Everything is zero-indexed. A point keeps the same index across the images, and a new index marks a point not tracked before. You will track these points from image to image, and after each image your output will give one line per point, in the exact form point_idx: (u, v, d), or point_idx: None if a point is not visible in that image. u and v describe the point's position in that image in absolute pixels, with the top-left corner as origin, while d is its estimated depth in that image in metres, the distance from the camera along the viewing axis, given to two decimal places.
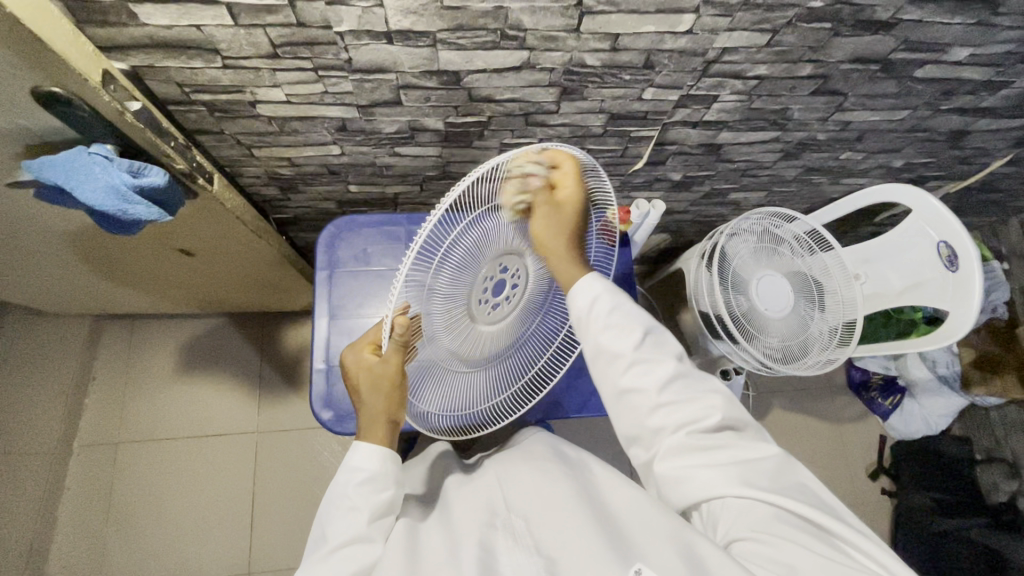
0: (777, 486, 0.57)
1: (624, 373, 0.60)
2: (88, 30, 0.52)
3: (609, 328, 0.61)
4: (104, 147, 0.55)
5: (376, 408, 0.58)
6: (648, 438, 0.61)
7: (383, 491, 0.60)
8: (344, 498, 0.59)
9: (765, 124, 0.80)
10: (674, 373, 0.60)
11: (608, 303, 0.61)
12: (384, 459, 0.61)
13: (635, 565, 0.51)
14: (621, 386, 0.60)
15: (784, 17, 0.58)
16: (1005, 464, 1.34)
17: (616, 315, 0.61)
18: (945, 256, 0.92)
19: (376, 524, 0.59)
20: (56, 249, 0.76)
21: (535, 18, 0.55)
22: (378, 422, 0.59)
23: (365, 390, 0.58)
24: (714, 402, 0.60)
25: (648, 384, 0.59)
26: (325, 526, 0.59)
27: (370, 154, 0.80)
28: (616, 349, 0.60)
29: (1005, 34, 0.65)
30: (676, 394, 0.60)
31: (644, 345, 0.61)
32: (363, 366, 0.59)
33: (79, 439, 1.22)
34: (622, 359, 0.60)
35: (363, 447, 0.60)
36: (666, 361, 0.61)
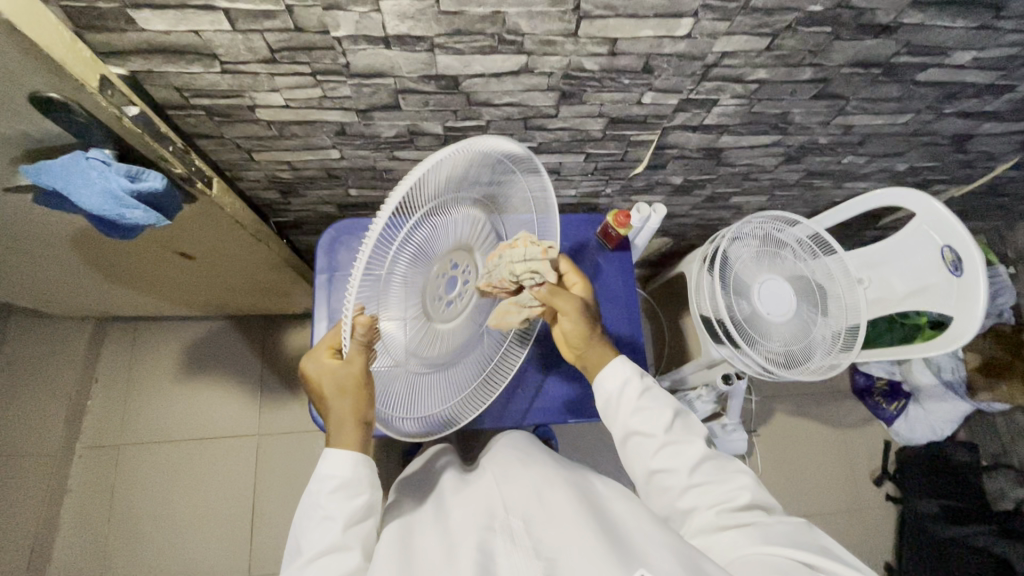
0: (798, 545, 0.55)
1: (655, 455, 0.65)
2: (87, 36, 0.53)
3: (639, 412, 0.67)
4: (102, 151, 0.55)
5: (343, 413, 0.57)
6: (679, 518, 0.64)
7: (357, 496, 0.59)
8: (317, 507, 0.58)
9: (766, 128, 0.79)
10: (703, 454, 0.65)
11: (638, 387, 0.68)
12: (357, 464, 0.59)
13: (638, 569, 0.50)
14: (651, 466, 0.65)
15: (783, 21, 0.58)
16: (1012, 471, 1.32)
17: (650, 400, 0.68)
18: (950, 261, 0.92)
19: (351, 531, 0.58)
20: (58, 253, 0.77)
21: (533, 23, 0.55)
22: (348, 425, 0.58)
23: (330, 394, 0.57)
24: (743, 482, 0.63)
25: (679, 466, 0.64)
26: (300, 539, 0.58)
27: (370, 159, 0.80)
28: (646, 430, 0.66)
29: (1009, 37, 0.64)
30: (706, 475, 0.63)
31: (676, 427, 0.66)
32: (325, 373, 0.58)
33: (82, 441, 1.23)
34: (654, 440, 0.65)
35: (333, 454, 0.59)
36: (692, 441, 0.65)
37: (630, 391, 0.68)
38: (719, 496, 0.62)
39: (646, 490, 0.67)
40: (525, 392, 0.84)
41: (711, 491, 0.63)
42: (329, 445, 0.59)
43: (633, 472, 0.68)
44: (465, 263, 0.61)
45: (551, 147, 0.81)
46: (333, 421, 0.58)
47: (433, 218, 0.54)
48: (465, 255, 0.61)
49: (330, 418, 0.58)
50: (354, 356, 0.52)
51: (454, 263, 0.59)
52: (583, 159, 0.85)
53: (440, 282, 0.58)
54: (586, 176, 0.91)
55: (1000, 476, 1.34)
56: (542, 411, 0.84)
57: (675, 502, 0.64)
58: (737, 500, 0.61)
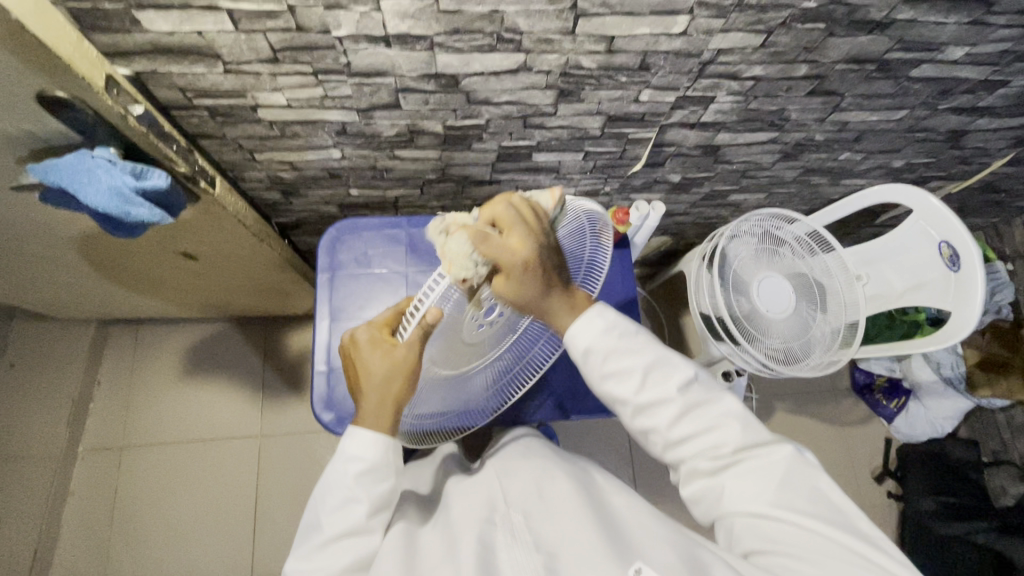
0: (784, 498, 0.57)
1: (638, 415, 0.63)
2: (92, 36, 0.53)
3: (608, 378, 0.61)
4: (106, 150, 0.55)
5: (381, 397, 0.56)
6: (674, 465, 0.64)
7: (381, 482, 0.58)
8: (343, 487, 0.57)
9: (762, 125, 0.80)
10: (682, 407, 0.61)
11: (600, 351, 0.61)
12: (386, 449, 0.58)
13: (635, 565, 0.51)
14: (637, 427, 0.63)
15: (778, 18, 0.58)
16: (1013, 467, 1.32)
17: (615, 358, 0.61)
18: (946, 256, 0.92)
19: (376, 516, 0.58)
20: (63, 254, 0.78)
21: (532, 21, 0.55)
22: (385, 409, 0.57)
23: (374, 377, 0.56)
24: (729, 427, 0.61)
25: (660, 424, 0.61)
26: (321, 515, 0.57)
27: (371, 158, 0.81)
28: (620, 397, 0.62)
29: (1002, 32, 0.65)
30: (689, 428, 0.61)
31: (652, 379, 0.62)
32: (370, 353, 0.57)
33: (85, 443, 1.23)
34: (628, 404, 0.62)
35: (362, 435, 0.57)
36: (668, 397, 0.61)
37: (594, 356, 0.61)
38: (708, 447, 0.61)
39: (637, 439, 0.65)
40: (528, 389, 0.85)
41: (699, 440, 0.61)
42: (357, 426, 0.58)
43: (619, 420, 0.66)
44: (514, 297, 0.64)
45: (550, 145, 0.81)
46: (366, 404, 0.57)
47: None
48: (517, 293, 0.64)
49: (365, 400, 0.57)
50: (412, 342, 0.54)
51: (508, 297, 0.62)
52: (582, 157, 0.85)
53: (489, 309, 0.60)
54: (586, 175, 0.92)
55: (1000, 472, 1.34)
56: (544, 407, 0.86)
57: (665, 455, 0.63)
58: (723, 446, 0.60)
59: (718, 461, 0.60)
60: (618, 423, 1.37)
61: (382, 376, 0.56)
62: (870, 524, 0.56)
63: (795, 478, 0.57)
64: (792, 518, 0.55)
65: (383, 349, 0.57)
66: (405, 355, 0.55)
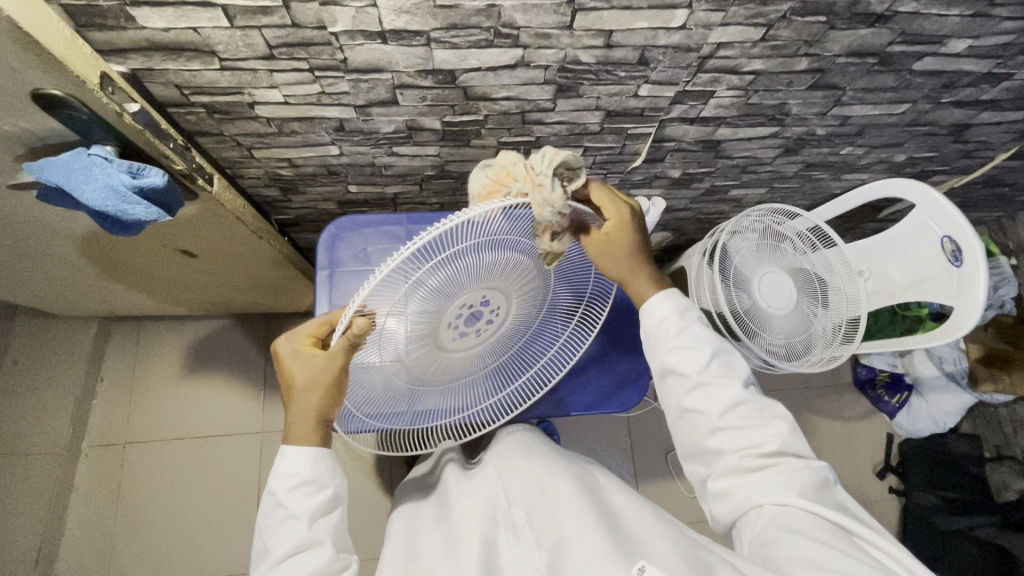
0: (815, 499, 0.59)
1: (687, 394, 0.64)
2: (87, 34, 0.53)
3: (678, 349, 0.64)
4: (103, 148, 0.56)
5: (308, 409, 0.57)
6: (707, 456, 0.64)
7: (319, 492, 0.59)
8: (280, 507, 0.58)
9: (763, 119, 0.80)
10: (738, 398, 0.62)
11: (676, 323, 0.64)
12: (316, 462, 0.59)
13: (638, 563, 0.51)
14: (684, 405, 0.64)
15: (778, 11, 0.58)
16: (1015, 463, 1.32)
17: (689, 334, 0.64)
18: (949, 251, 0.92)
19: (318, 524, 0.59)
20: (63, 252, 0.78)
21: (528, 16, 0.55)
22: (309, 420, 0.57)
23: (299, 389, 0.56)
24: (778, 428, 0.63)
25: (711, 408, 0.62)
26: (267, 540, 0.58)
27: (369, 154, 0.80)
28: (682, 369, 0.63)
29: (1005, 25, 0.64)
30: (740, 420, 0.62)
31: (712, 368, 0.63)
32: (295, 363, 0.58)
33: (87, 440, 1.24)
34: (688, 380, 0.63)
35: (287, 449, 0.58)
36: (731, 383, 0.63)
37: (665, 326, 0.64)
38: (750, 444, 0.61)
39: (675, 422, 0.66)
40: None
41: (741, 437, 0.62)
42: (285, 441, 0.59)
43: (665, 405, 0.68)
44: (495, 302, 0.61)
45: (549, 141, 0.81)
46: (295, 415, 0.58)
47: (486, 262, 0.54)
48: (496, 297, 0.60)
49: (293, 412, 0.58)
50: (337, 355, 0.52)
51: (483, 300, 0.59)
52: (581, 153, 0.85)
53: (460, 313, 0.58)
54: (585, 170, 0.91)
55: (1003, 468, 1.34)
56: (544, 403, 0.85)
57: (705, 441, 0.63)
58: (768, 445, 0.61)
59: (757, 459, 0.61)
60: (618, 420, 1.36)
61: (302, 390, 0.56)
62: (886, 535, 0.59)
63: (822, 486, 0.60)
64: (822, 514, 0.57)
65: (304, 361, 0.57)
66: (319, 369, 0.54)
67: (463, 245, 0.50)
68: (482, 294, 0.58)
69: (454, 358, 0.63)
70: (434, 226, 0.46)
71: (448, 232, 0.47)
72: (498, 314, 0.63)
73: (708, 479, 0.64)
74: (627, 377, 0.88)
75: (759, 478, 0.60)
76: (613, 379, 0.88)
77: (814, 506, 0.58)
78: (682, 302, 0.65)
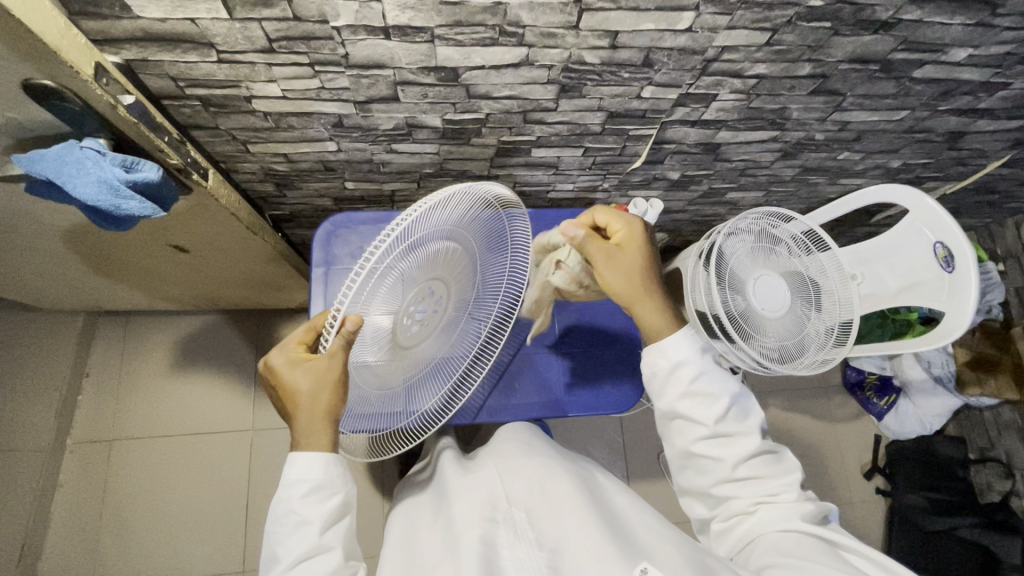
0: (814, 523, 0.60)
1: (700, 440, 0.64)
2: (80, 23, 0.51)
3: (690, 398, 0.64)
4: (95, 141, 0.54)
5: (313, 416, 0.56)
6: (714, 499, 0.66)
7: (331, 498, 0.58)
8: (291, 513, 0.57)
9: (763, 123, 0.80)
10: (752, 449, 0.63)
11: (691, 371, 0.64)
12: (328, 465, 0.57)
13: (642, 566, 0.51)
14: (691, 449, 0.65)
15: (784, 16, 0.58)
16: (999, 465, 1.35)
17: (706, 382, 0.64)
18: (941, 257, 0.93)
19: (330, 532, 0.58)
20: (50, 245, 0.76)
21: (535, 14, 0.54)
22: (320, 423, 0.57)
23: (303, 396, 0.56)
24: (789, 477, 0.64)
25: (724, 456, 0.63)
26: (276, 546, 0.57)
27: (367, 151, 0.79)
28: (696, 418, 0.64)
29: (1005, 35, 0.65)
30: (751, 469, 0.63)
31: (729, 419, 0.64)
32: (288, 373, 0.58)
33: (73, 436, 1.21)
34: (703, 428, 0.64)
35: (301, 456, 0.57)
36: (747, 434, 0.64)
37: (678, 375, 0.65)
38: (763, 493, 0.63)
39: (679, 464, 0.67)
40: (524, 386, 0.86)
41: (753, 487, 0.63)
42: (295, 450, 0.57)
43: (671, 447, 0.68)
44: (446, 295, 0.63)
45: (550, 141, 0.80)
46: (301, 427, 0.57)
47: (426, 248, 0.56)
48: (443, 289, 0.62)
49: (299, 424, 0.57)
50: (337, 353, 0.52)
51: (435, 294, 0.61)
52: (582, 153, 0.85)
53: (421, 308, 0.59)
54: (585, 171, 0.91)
55: (986, 470, 1.38)
56: (539, 404, 0.85)
57: (711, 488, 0.64)
58: (778, 492, 0.63)
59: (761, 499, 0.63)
60: (610, 419, 1.37)
61: (310, 395, 0.55)
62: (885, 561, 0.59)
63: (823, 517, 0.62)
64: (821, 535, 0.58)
65: (304, 367, 0.57)
66: (325, 369, 0.54)
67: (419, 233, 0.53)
68: (433, 288, 0.60)
69: (420, 355, 0.64)
70: (395, 221, 0.48)
71: (411, 222, 0.51)
72: (443, 310, 0.65)
73: (712, 518, 0.66)
74: (623, 379, 0.88)
75: (760, 511, 0.62)
76: (609, 380, 0.88)
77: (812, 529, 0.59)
78: (703, 348, 0.66)
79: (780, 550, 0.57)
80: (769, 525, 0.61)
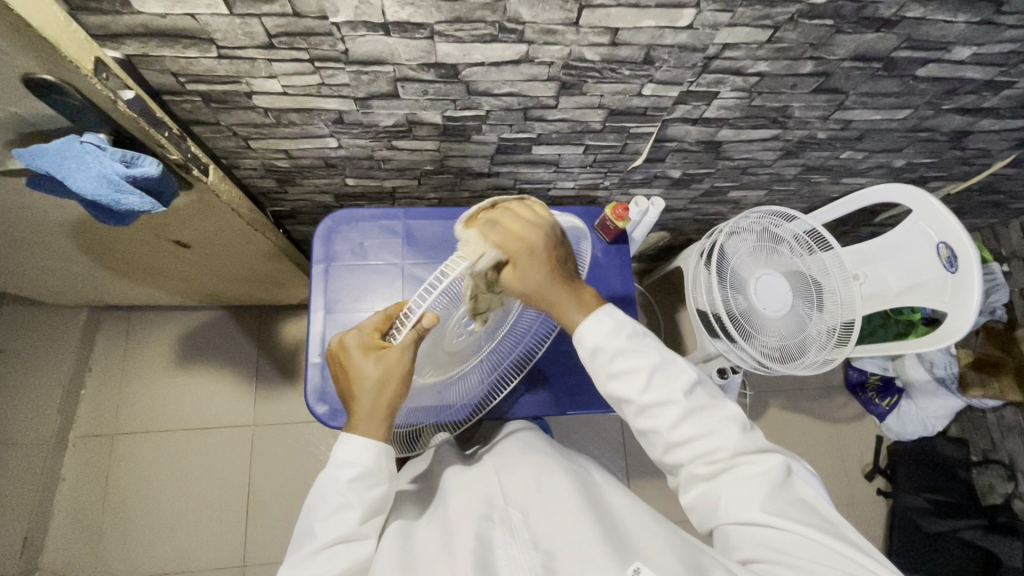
0: (772, 505, 0.56)
1: (640, 415, 0.62)
2: (81, 18, 0.52)
3: (616, 376, 0.61)
4: (97, 137, 0.54)
5: (377, 404, 0.57)
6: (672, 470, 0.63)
7: (375, 487, 0.58)
8: (335, 494, 0.57)
9: (765, 121, 0.79)
10: (683, 411, 0.60)
11: (608, 351, 0.61)
12: (379, 454, 0.58)
13: (634, 564, 0.51)
14: (638, 427, 0.63)
15: (786, 13, 0.57)
16: (1002, 466, 1.35)
17: (624, 358, 0.61)
18: (945, 258, 0.91)
19: (367, 523, 0.58)
20: (54, 239, 0.76)
21: (534, 11, 0.54)
22: (381, 411, 0.58)
23: (371, 382, 0.57)
24: (730, 433, 0.60)
25: (660, 427, 0.60)
26: (313, 522, 0.57)
27: (368, 148, 0.79)
28: (623, 396, 0.61)
29: (1010, 33, 0.64)
30: (691, 431, 0.60)
31: (653, 386, 0.61)
32: (359, 358, 0.58)
33: (75, 431, 1.22)
34: (631, 404, 0.61)
35: (356, 440, 0.58)
36: (675, 399, 0.60)
37: (602, 355, 0.62)
38: (704, 452, 0.60)
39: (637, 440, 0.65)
40: (527, 384, 0.86)
41: (695, 445, 0.60)
42: (351, 431, 0.58)
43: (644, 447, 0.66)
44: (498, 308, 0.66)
45: (550, 138, 0.80)
46: (361, 410, 0.58)
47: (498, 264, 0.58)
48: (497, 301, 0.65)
49: (360, 406, 0.58)
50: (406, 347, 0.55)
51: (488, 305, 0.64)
52: (582, 151, 0.85)
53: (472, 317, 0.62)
54: (585, 168, 0.91)
55: (988, 471, 1.37)
56: (541, 403, 0.86)
57: (663, 458, 0.62)
58: (720, 453, 0.59)
59: (712, 466, 0.60)
60: (611, 418, 1.37)
61: (380, 381, 0.57)
62: (858, 534, 0.56)
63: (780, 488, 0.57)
64: (779, 522, 0.54)
65: (375, 356, 0.58)
66: (399, 359, 0.56)
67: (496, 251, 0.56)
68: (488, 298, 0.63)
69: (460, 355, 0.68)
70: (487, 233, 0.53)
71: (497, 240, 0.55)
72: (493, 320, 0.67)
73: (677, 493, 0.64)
74: None
75: (712, 492, 0.59)
76: None
77: (771, 515, 0.55)
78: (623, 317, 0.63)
79: (751, 545, 0.55)
80: (728, 512, 0.58)
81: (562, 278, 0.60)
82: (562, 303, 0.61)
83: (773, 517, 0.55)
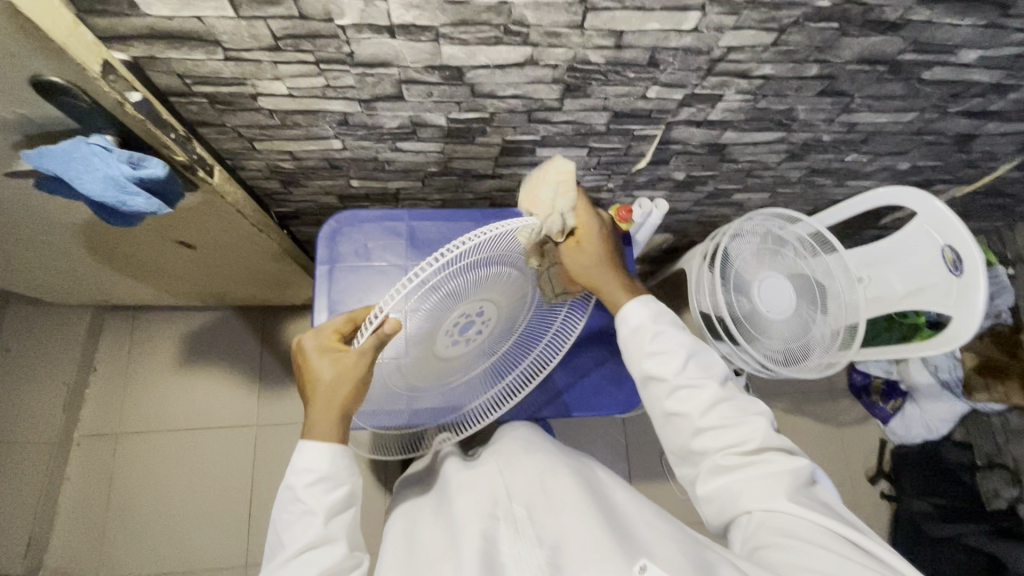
0: (794, 497, 0.57)
1: (670, 397, 0.66)
2: (89, 21, 0.52)
3: (655, 354, 0.66)
4: (103, 138, 0.54)
5: (326, 409, 0.57)
6: (694, 457, 0.64)
7: (336, 488, 0.59)
8: (297, 502, 0.57)
9: (770, 124, 0.79)
10: (715, 397, 0.64)
11: (651, 329, 0.67)
12: (334, 457, 0.59)
13: (641, 561, 0.51)
14: (667, 409, 0.66)
15: (791, 16, 0.57)
16: (1006, 471, 1.33)
17: (663, 338, 0.67)
18: (950, 261, 0.91)
19: (334, 522, 0.58)
20: (61, 240, 0.77)
21: (539, 14, 0.54)
22: (331, 416, 0.57)
23: (323, 384, 0.56)
24: (757, 426, 0.63)
25: (691, 409, 0.64)
26: (281, 533, 0.58)
27: (372, 149, 0.80)
28: (660, 374, 0.65)
29: (1016, 36, 0.64)
30: (722, 417, 0.63)
31: (689, 369, 0.65)
32: (314, 360, 0.58)
33: (80, 430, 1.23)
34: (666, 383, 0.65)
35: (310, 446, 0.58)
36: (705, 384, 0.64)
37: (641, 335, 0.67)
38: (730, 440, 0.62)
39: (662, 425, 0.67)
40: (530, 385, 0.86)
41: (722, 434, 0.63)
42: (306, 436, 0.59)
43: (672, 445, 0.67)
44: (491, 316, 0.63)
45: (554, 141, 0.80)
46: (312, 413, 0.58)
47: (488, 270, 0.55)
48: (492, 307, 0.62)
49: (313, 409, 0.58)
50: (363, 354, 0.52)
51: (481, 311, 0.60)
52: (586, 153, 0.84)
53: (460, 324, 0.59)
54: (589, 171, 0.91)
55: (994, 476, 1.35)
56: (544, 404, 0.85)
57: (690, 443, 0.64)
58: (746, 443, 0.62)
59: (740, 456, 0.62)
60: (614, 420, 1.36)
61: (330, 384, 0.56)
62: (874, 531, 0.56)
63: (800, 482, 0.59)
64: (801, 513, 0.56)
65: (331, 357, 0.57)
66: (350, 365, 0.54)
67: (482, 255, 0.53)
68: (482, 305, 0.60)
69: (448, 361, 0.63)
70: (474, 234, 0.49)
71: (481, 246, 0.51)
72: (488, 326, 0.64)
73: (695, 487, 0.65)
74: (626, 379, 0.88)
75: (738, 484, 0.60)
76: (612, 380, 0.87)
77: (796, 506, 0.56)
78: (658, 306, 0.69)
79: (770, 533, 0.56)
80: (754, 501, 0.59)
81: (614, 265, 0.71)
82: (610, 286, 0.70)
83: (795, 507, 0.56)
